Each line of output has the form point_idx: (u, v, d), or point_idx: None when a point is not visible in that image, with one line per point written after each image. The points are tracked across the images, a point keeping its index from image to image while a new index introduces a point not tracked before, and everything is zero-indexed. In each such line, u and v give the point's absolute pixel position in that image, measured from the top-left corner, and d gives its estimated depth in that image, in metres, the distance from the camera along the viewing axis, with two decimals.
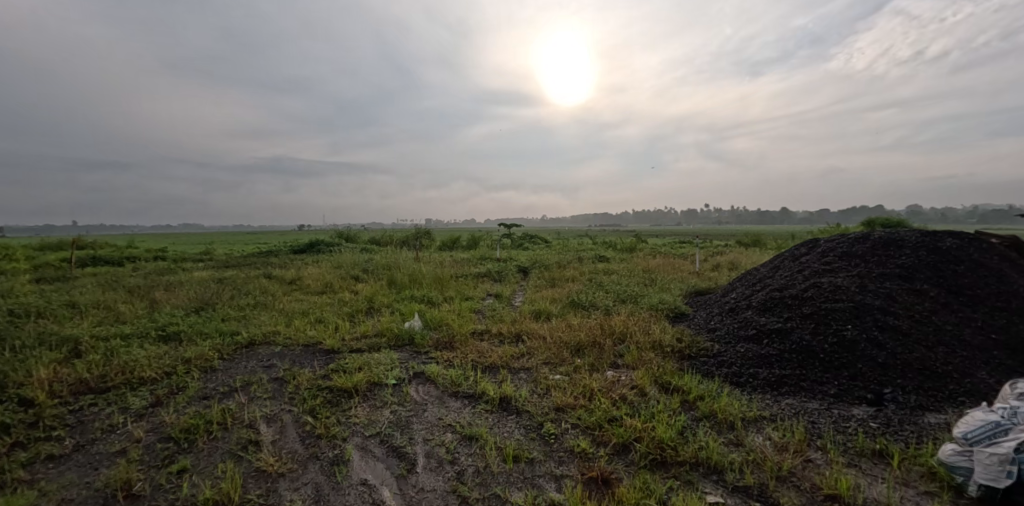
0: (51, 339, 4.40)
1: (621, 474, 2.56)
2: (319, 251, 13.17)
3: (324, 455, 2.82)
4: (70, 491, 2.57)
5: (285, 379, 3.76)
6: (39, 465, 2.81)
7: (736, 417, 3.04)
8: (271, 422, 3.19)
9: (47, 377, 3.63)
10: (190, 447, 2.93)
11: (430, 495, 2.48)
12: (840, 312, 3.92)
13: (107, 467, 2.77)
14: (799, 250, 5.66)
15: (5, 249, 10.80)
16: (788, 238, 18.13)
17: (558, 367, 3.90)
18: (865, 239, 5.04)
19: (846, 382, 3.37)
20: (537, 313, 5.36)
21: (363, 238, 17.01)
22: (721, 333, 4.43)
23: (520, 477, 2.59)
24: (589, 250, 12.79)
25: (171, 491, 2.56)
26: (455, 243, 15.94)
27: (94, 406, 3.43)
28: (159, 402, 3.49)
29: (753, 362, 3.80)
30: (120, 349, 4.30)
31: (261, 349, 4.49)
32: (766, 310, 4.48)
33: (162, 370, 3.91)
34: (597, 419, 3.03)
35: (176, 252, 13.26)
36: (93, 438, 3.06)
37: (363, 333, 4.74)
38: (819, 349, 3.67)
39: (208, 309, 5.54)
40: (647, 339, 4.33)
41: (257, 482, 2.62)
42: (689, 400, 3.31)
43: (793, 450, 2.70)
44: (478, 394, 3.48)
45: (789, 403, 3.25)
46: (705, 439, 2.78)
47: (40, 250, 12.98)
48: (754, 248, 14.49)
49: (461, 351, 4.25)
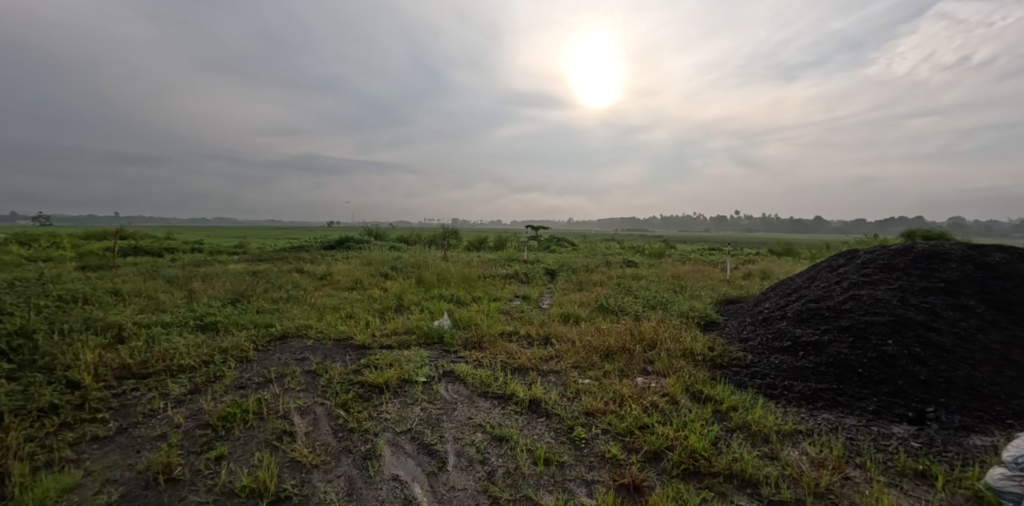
0: (96, 324, 4.59)
1: (654, 482, 2.54)
2: (349, 248, 13.44)
3: (357, 449, 2.89)
4: (114, 472, 2.69)
5: (317, 372, 3.84)
6: (84, 445, 2.95)
7: (770, 430, 2.99)
8: (305, 414, 3.27)
9: (93, 361, 3.81)
10: (226, 434, 3.03)
11: (461, 495, 2.49)
12: (881, 325, 3.80)
13: (148, 450, 2.89)
14: (837, 261, 5.49)
15: (54, 238, 11.24)
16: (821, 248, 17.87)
17: (587, 371, 3.87)
18: (907, 250, 4.85)
19: (886, 399, 3.26)
20: (565, 316, 5.34)
21: (391, 237, 17.27)
22: (754, 343, 4.34)
23: (551, 479, 2.59)
24: (618, 254, 12.76)
25: (209, 477, 2.65)
26: (481, 245, 16.07)
27: (136, 392, 3.58)
28: (197, 390, 3.63)
29: (788, 374, 3.70)
30: (160, 336, 4.47)
31: (293, 341, 4.58)
32: (802, 321, 4.37)
33: (200, 358, 4.06)
34: (627, 426, 3.02)
35: (211, 247, 12.60)
36: (135, 422, 3.20)
37: (393, 330, 4.79)
38: (857, 365, 3.56)
39: (243, 301, 5.69)
40: (678, 346, 4.26)
41: (291, 473, 2.68)
42: (722, 410, 3.25)
43: (831, 466, 2.64)
44: (508, 395, 3.49)
45: (825, 418, 3.17)
46: (739, 451, 2.75)
47: (84, 238, 13.43)
48: (784, 257, 14.30)
49: (491, 351, 4.26)
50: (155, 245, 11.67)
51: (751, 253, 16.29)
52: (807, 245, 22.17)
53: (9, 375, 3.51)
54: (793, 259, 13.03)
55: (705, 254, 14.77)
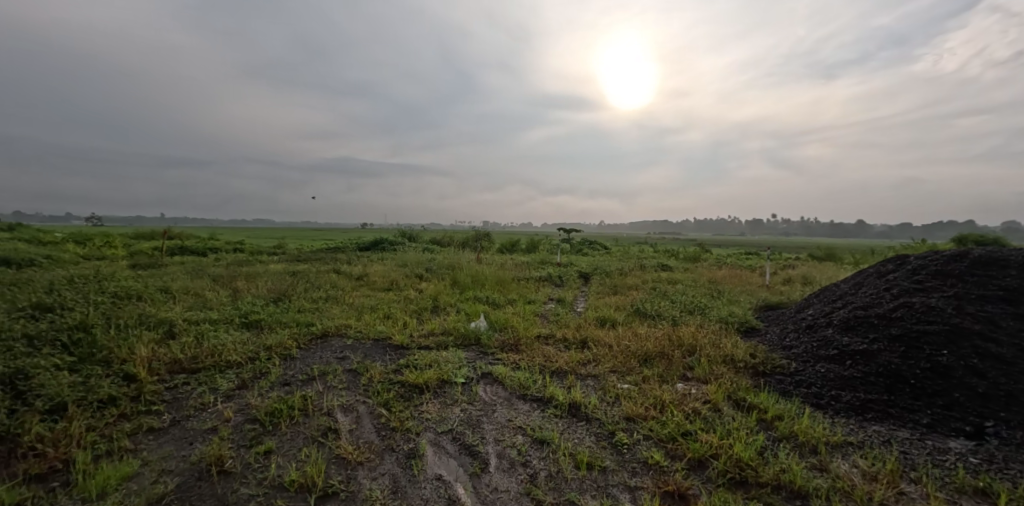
0: (148, 320, 4.82)
1: (699, 491, 2.51)
2: (383, 249, 13.69)
3: (400, 448, 2.95)
4: (170, 463, 2.82)
5: (358, 371, 3.93)
6: (141, 436, 3.10)
7: (818, 441, 2.91)
8: (348, 412, 3.36)
9: (147, 356, 4.00)
10: (274, 429, 3.14)
11: (504, 496, 2.52)
12: (934, 335, 3.65)
13: (200, 443, 3.02)
14: (884, 268, 5.29)
15: (108, 238, 11.88)
16: (865, 253, 17.18)
17: (625, 376, 3.84)
18: (962, 256, 4.62)
19: (941, 412, 3.13)
20: (601, 320, 5.31)
21: (422, 238, 17.53)
22: (798, 351, 4.22)
23: (594, 484, 2.59)
24: (652, 258, 12.60)
25: (259, 470, 2.75)
26: (512, 247, 16.14)
27: (186, 386, 3.74)
28: (244, 385, 3.77)
29: (835, 383, 3.59)
30: (208, 333, 4.66)
31: (334, 340, 4.71)
32: (849, 329, 4.22)
33: (246, 355, 4.22)
34: (669, 432, 2.98)
35: (252, 247, 13.06)
36: (187, 415, 3.35)
37: (430, 330, 4.86)
38: (909, 375, 3.42)
39: (285, 300, 5.87)
40: (718, 352, 4.18)
41: (338, 469, 2.76)
42: (767, 419, 3.18)
43: (885, 480, 2.54)
44: (547, 398, 3.50)
45: (876, 430, 3.06)
46: (787, 462, 2.68)
47: (134, 238, 14.14)
48: (826, 262, 13.82)
49: (528, 354, 4.28)
50: (200, 245, 12.15)
51: (789, 257, 15.84)
52: (847, 250, 21.41)
53: (71, 367, 3.72)
54: (836, 264, 12.59)
55: (742, 258, 14.41)
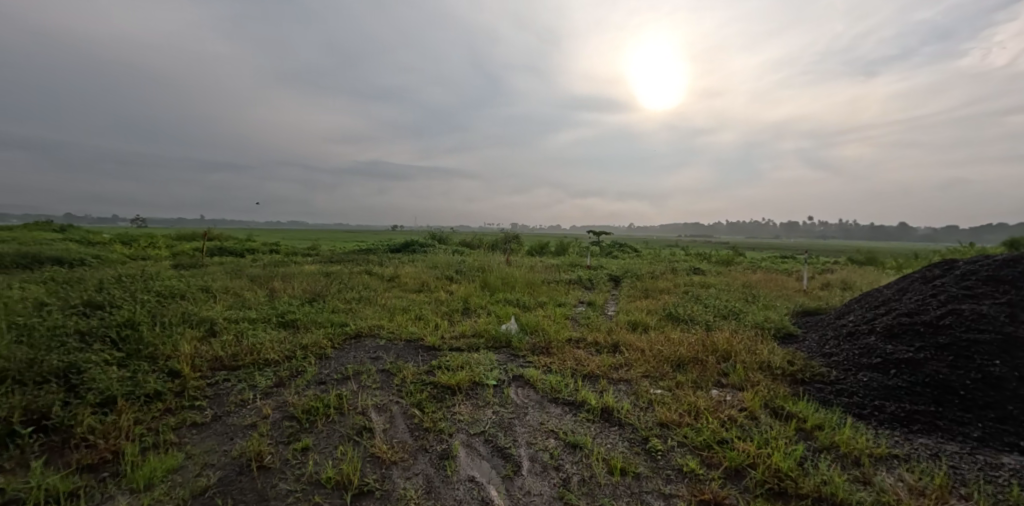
0: (191, 318, 5.04)
1: (735, 500, 2.47)
2: (412, 251, 13.92)
3: (433, 448, 2.99)
4: (213, 456, 2.95)
5: (391, 371, 4.01)
6: (185, 430, 3.25)
7: (861, 452, 2.81)
8: (382, 411, 3.44)
9: (190, 353, 4.19)
10: (311, 426, 3.24)
11: (537, 499, 2.53)
12: (986, 344, 3.48)
13: (241, 438, 3.14)
14: (931, 273, 5.06)
15: (152, 238, 12.48)
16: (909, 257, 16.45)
17: (658, 381, 3.80)
18: (1017, 261, 4.38)
19: (994, 426, 2.98)
20: (632, 324, 5.27)
21: (449, 240, 17.73)
22: (838, 359, 4.09)
23: (628, 491, 2.57)
24: (684, 261, 12.40)
25: (297, 466, 2.85)
26: (539, 249, 16.15)
27: (227, 382, 3.90)
28: (281, 383, 3.90)
29: (878, 393, 3.46)
30: (247, 331, 4.84)
31: (367, 340, 4.82)
32: (893, 336, 4.06)
33: (283, 354, 4.36)
34: (704, 440, 2.94)
35: (286, 248, 13.49)
36: (228, 410, 3.49)
37: (461, 332, 4.92)
38: (959, 386, 3.27)
39: (320, 300, 6.04)
40: (754, 359, 4.09)
41: (373, 468, 2.83)
42: (806, 429, 3.10)
43: (933, 496, 2.44)
44: (579, 402, 3.49)
45: (923, 443, 2.94)
46: (829, 473, 2.60)
47: (175, 239, 14.79)
48: (869, 266, 13.28)
49: (559, 357, 4.28)
50: (238, 246, 12.63)
51: (828, 261, 15.30)
52: (888, 253, 20.53)
53: (121, 362, 3.93)
54: (879, 269, 12.09)
55: (778, 262, 14.00)
